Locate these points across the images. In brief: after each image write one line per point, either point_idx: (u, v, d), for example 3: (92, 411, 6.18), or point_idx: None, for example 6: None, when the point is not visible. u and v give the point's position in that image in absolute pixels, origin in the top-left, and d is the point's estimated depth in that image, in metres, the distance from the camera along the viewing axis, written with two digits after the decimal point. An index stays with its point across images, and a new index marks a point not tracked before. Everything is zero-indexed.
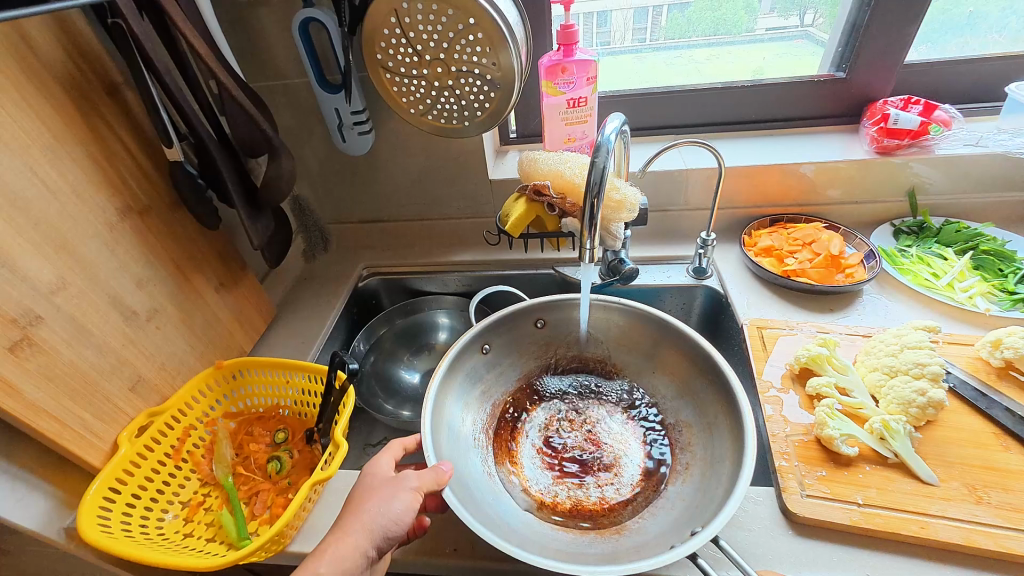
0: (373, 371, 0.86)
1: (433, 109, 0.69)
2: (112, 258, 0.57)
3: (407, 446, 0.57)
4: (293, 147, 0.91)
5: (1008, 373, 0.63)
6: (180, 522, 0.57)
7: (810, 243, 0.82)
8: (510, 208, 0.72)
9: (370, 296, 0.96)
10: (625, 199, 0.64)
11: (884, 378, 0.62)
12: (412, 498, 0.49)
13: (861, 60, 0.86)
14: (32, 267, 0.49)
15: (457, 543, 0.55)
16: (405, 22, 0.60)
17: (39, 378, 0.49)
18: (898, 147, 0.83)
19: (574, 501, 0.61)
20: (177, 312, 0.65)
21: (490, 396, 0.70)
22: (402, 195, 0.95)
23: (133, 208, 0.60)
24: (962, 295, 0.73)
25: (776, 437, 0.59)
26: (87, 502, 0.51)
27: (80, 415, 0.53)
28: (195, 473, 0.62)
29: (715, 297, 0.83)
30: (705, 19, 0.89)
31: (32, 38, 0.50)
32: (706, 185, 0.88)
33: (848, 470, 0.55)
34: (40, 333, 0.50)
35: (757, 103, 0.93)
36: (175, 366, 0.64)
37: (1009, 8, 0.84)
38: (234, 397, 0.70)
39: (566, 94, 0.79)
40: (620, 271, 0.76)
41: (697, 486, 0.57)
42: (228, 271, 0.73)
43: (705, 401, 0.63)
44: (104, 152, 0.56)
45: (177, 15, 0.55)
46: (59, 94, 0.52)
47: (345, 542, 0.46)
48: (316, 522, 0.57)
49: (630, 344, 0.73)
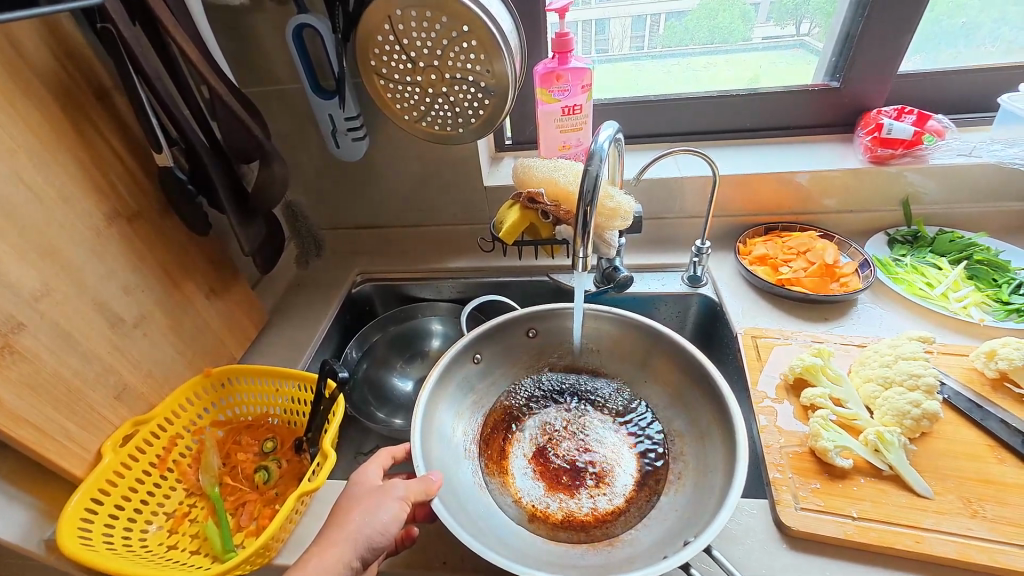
0: (366, 378, 0.85)
1: (427, 116, 0.68)
2: (100, 266, 0.57)
3: (395, 455, 0.57)
4: (288, 152, 0.90)
5: (1002, 384, 0.62)
6: (163, 534, 0.57)
7: (805, 252, 0.82)
8: (504, 215, 0.71)
9: (364, 302, 0.95)
10: (619, 207, 0.63)
11: (879, 390, 0.61)
12: (399, 508, 0.48)
13: (855, 70, 0.87)
14: (16, 274, 0.49)
15: (446, 556, 0.53)
16: (399, 29, 0.61)
17: (21, 387, 0.48)
18: (892, 157, 0.82)
19: (567, 512, 0.60)
20: (166, 318, 0.64)
21: (482, 406, 0.70)
22: (398, 202, 0.95)
23: (119, 213, 0.59)
24: (957, 305, 0.73)
25: (771, 448, 0.58)
26: (67, 513, 0.50)
27: (63, 424, 0.52)
28: (181, 483, 0.61)
29: (710, 305, 0.83)
30: (702, 27, 0.89)
31: (20, 41, 0.50)
32: (702, 193, 0.87)
33: (843, 482, 0.54)
34: (21, 340, 0.49)
35: (753, 111, 0.93)
36: (164, 375, 0.63)
37: (1002, 19, 0.85)
38: (222, 406, 0.69)
39: (561, 101, 0.79)
40: (615, 278, 0.75)
41: (691, 497, 0.57)
42: (218, 278, 0.73)
43: (700, 412, 0.63)
44: (91, 156, 0.56)
45: (169, 21, 0.55)
46: (46, 97, 0.52)
47: (327, 553, 0.45)
48: (303, 534, 0.56)
49: (624, 354, 0.72)
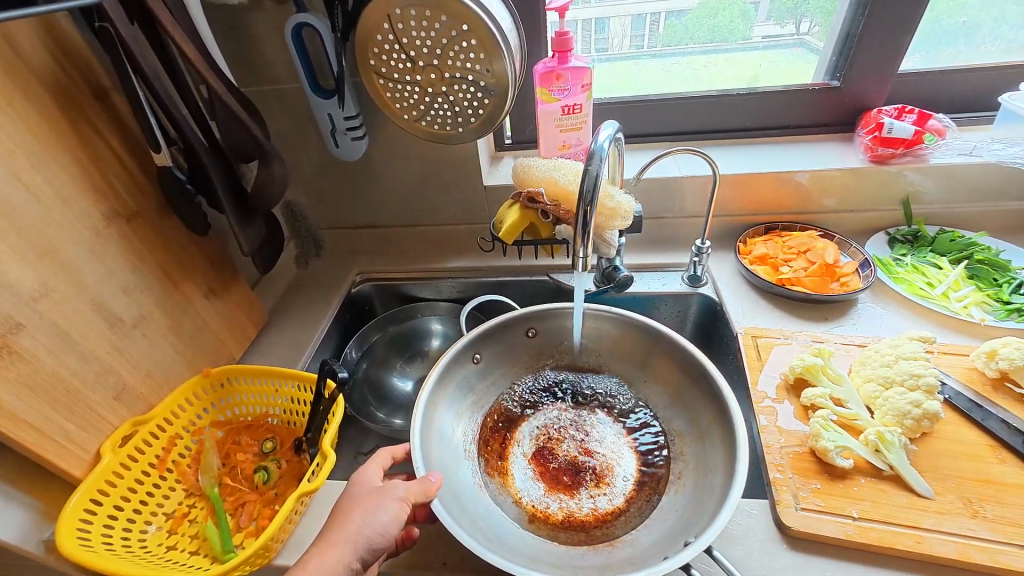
0: (366, 378, 0.85)
1: (427, 115, 0.68)
2: (99, 266, 0.56)
3: (395, 455, 0.57)
4: (287, 151, 0.90)
5: (1003, 384, 0.62)
6: (163, 534, 0.56)
7: (805, 252, 0.82)
8: (504, 214, 0.71)
9: (364, 302, 0.95)
10: (619, 206, 0.63)
11: (879, 390, 0.61)
12: (399, 509, 0.48)
13: (855, 69, 0.86)
14: (15, 274, 0.49)
15: (446, 557, 0.53)
16: (399, 28, 0.60)
17: (20, 388, 0.48)
18: (892, 156, 0.82)
19: (567, 512, 0.60)
20: (165, 318, 0.64)
21: (482, 406, 0.70)
22: (397, 202, 0.95)
23: (118, 212, 0.59)
24: (958, 305, 0.73)
25: (771, 448, 0.58)
26: (66, 514, 0.50)
27: (63, 425, 0.52)
28: (180, 484, 0.61)
29: (710, 305, 0.83)
30: (702, 26, 0.89)
31: (17, 40, 0.49)
32: (702, 193, 0.87)
33: (843, 483, 0.54)
34: (20, 341, 0.49)
35: (753, 111, 0.93)
36: (163, 375, 0.63)
37: (1002, 18, 0.85)
38: (222, 406, 0.69)
39: (561, 101, 0.79)
40: (615, 278, 0.75)
41: (692, 497, 0.57)
42: (218, 278, 0.72)
43: (699, 412, 0.63)
44: (89, 155, 0.56)
45: (168, 20, 0.55)
46: (44, 96, 0.52)
47: (327, 554, 0.44)
48: (303, 534, 0.56)
49: (625, 354, 0.72)
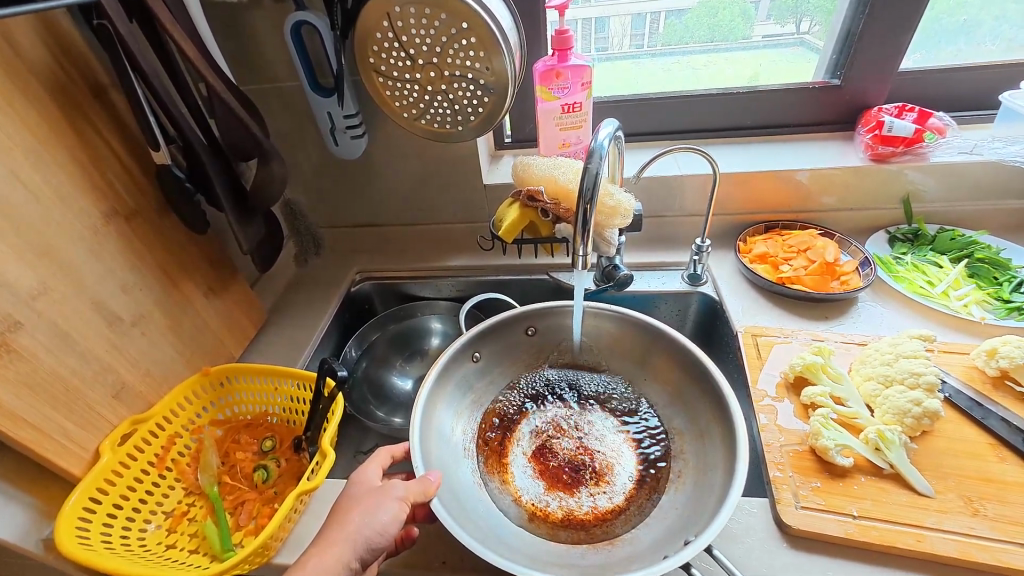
0: (366, 377, 0.85)
1: (427, 113, 0.68)
2: (98, 265, 0.56)
3: (395, 454, 0.57)
4: (286, 150, 0.90)
5: (1003, 382, 0.62)
6: (162, 533, 0.56)
7: (806, 251, 0.82)
8: (504, 213, 0.70)
9: (363, 301, 0.95)
10: (619, 205, 0.63)
11: (879, 388, 0.61)
12: (399, 508, 0.48)
13: (855, 68, 0.86)
14: (14, 274, 0.49)
15: (446, 556, 0.53)
16: (399, 25, 0.60)
17: (19, 387, 0.48)
18: (892, 155, 0.82)
19: (567, 511, 0.60)
20: (165, 317, 0.64)
21: (481, 405, 0.69)
22: (397, 201, 0.94)
23: (117, 211, 0.59)
24: (958, 303, 0.73)
25: (771, 447, 0.58)
26: (65, 513, 0.50)
27: (62, 424, 0.52)
28: (180, 482, 0.61)
29: (710, 304, 0.83)
30: (702, 25, 0.89)
31: (16, 38, 0.49)
32: (702, 191, 0.87)
33: (844, 481, 0.54)
34: (18, 340, 0.49)
35: (753, 109, 0.93)
36: (163, 374, 0.62)
37: (1003, 17, 0.84)
38: (222, 404, 0.69)
39: (560, 99, 0.79)
40: (615, 277, 0.74)
41: (691, 495, 0.57)
42: (217, 276, 0.72)
43: (699, 411, 0.63)
44: (88, 154, 0.55)
45: (167, 19, 0.55)
46: (42, 95, 0.52)
47: (327, 553, 0.44)
48: (302, 533, 0.56)
49: (625, 352, 0.72)
